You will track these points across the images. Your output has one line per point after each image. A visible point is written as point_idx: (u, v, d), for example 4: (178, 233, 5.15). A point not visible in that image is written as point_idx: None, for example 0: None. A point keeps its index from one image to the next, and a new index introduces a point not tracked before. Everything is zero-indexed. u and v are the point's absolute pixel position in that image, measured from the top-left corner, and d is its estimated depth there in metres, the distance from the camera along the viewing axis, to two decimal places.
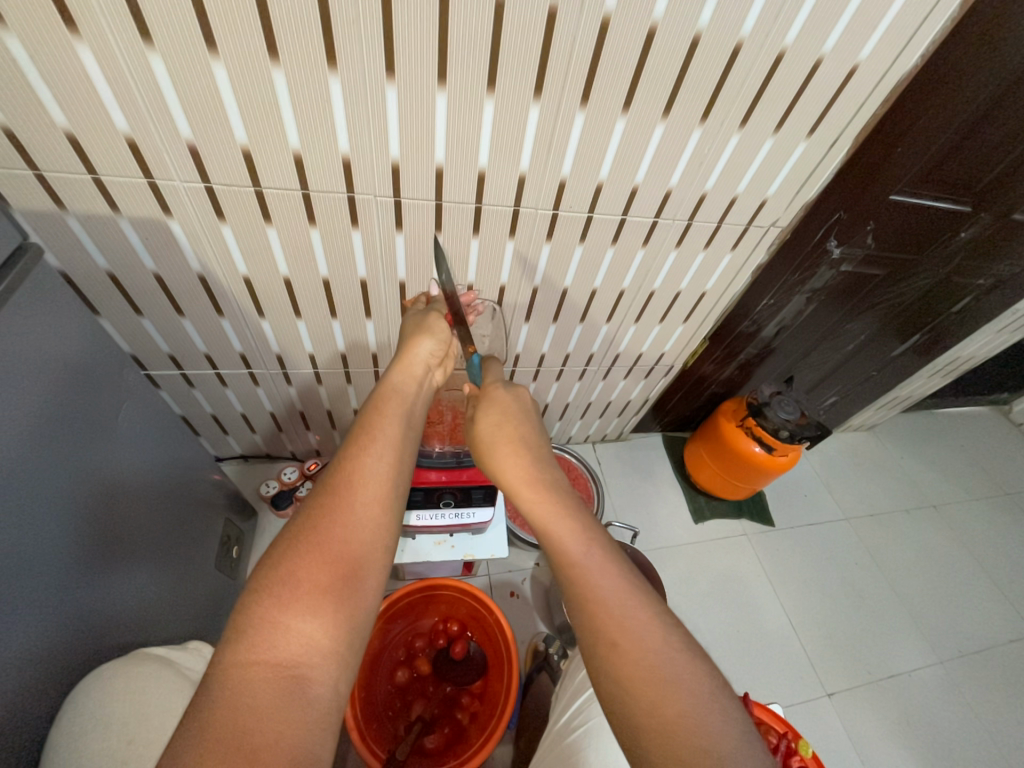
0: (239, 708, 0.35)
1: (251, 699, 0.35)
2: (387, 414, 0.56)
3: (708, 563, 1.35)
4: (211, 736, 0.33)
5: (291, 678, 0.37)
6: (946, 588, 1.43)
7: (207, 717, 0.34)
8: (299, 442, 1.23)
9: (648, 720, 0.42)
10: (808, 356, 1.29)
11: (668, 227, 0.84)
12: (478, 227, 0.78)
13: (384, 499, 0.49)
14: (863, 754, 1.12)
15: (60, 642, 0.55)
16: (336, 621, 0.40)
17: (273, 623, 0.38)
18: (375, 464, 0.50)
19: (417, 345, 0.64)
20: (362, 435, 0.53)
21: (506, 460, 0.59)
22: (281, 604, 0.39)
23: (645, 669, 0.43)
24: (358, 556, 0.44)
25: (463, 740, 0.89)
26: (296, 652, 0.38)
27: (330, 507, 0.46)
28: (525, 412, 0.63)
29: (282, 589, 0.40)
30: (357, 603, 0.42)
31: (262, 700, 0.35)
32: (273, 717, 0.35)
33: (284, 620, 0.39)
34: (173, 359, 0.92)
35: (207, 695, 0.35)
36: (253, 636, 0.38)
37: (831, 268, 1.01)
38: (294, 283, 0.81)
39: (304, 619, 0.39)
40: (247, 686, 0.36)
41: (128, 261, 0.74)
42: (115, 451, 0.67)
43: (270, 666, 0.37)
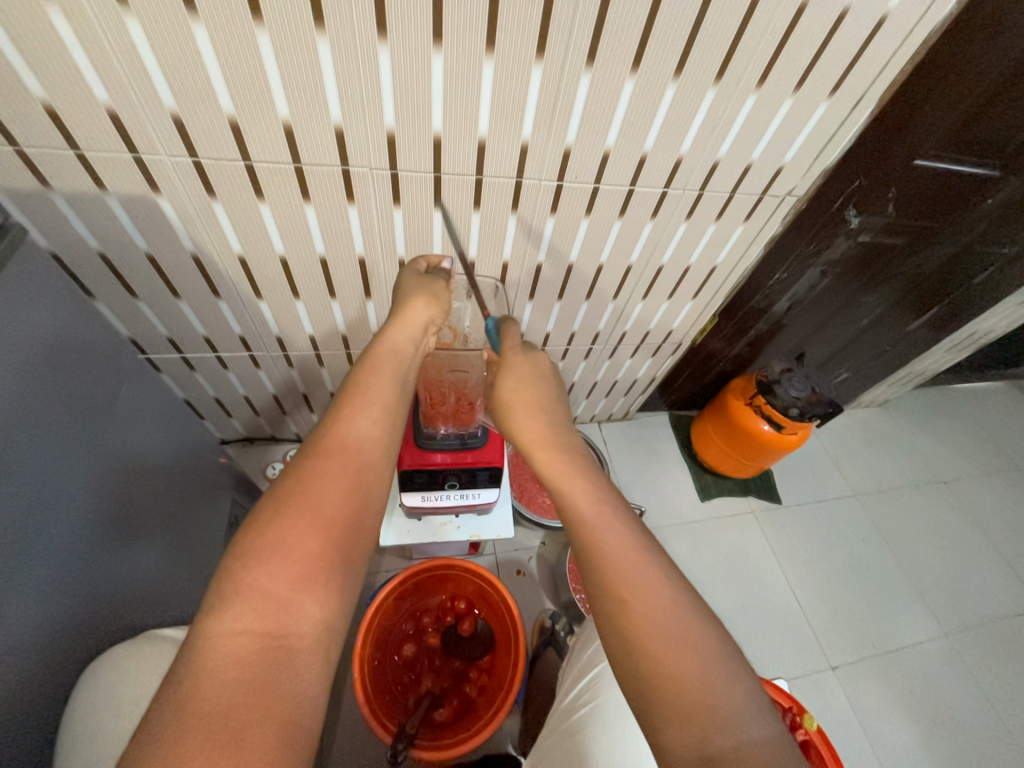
0: (224, 681, 0.34)
1: (235, 671, 0.35)
2: (378, 377, 0.55)
3: (714, 540, 1.36)
4: (194, 712, 0.32)
5: (281, 650, 0.37)
6: (953, 562, 1.43)
7: (191, 687, 0.34)
8: (303, 423, 1.22)
9: (664, 697, 0.41)
10: (819, 331, 1.25)
11: (678, 198, 0.80)
12: (478, 200, 0.75)
13: (375, 462, 0.48)
14: (866, 725, 1.14)
15: (71, 623, 0.56)
16: (328, 587, 0.40)
17: (261, 591, 0.38)
18: (363, 427, 0.50)
19: (413, 304, 0.61)
20: (352, 398, 0.52)
21: (519, 421, 0.60)
22: (270, 569, 0.39)
23: (665, 654, 0.42)
24: (350, 517, 0.44)
25: (471, 712, 0.91)
26: (285, 620, 0.38)
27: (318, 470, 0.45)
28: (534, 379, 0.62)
29: (273, 552, 0.40)
30: (350, 568, 0.42)
31: (248, 672, 0.35)
32: (262, 690, 0.35)
33: (275, 588, 0.38)
34: (173, 342, 0.91)
35: (189, 665, 0.35)
36: (242, 604, 0.37)
37: (848, 238, 0.97)
38: (291, 263, 0.79)
39: (296, 589, 0.39)
40: (233, 656, 0.35)
41: (119, 241, 0.71)
42: (117, 435, 0.66)
43: (259, 636, 0.36)
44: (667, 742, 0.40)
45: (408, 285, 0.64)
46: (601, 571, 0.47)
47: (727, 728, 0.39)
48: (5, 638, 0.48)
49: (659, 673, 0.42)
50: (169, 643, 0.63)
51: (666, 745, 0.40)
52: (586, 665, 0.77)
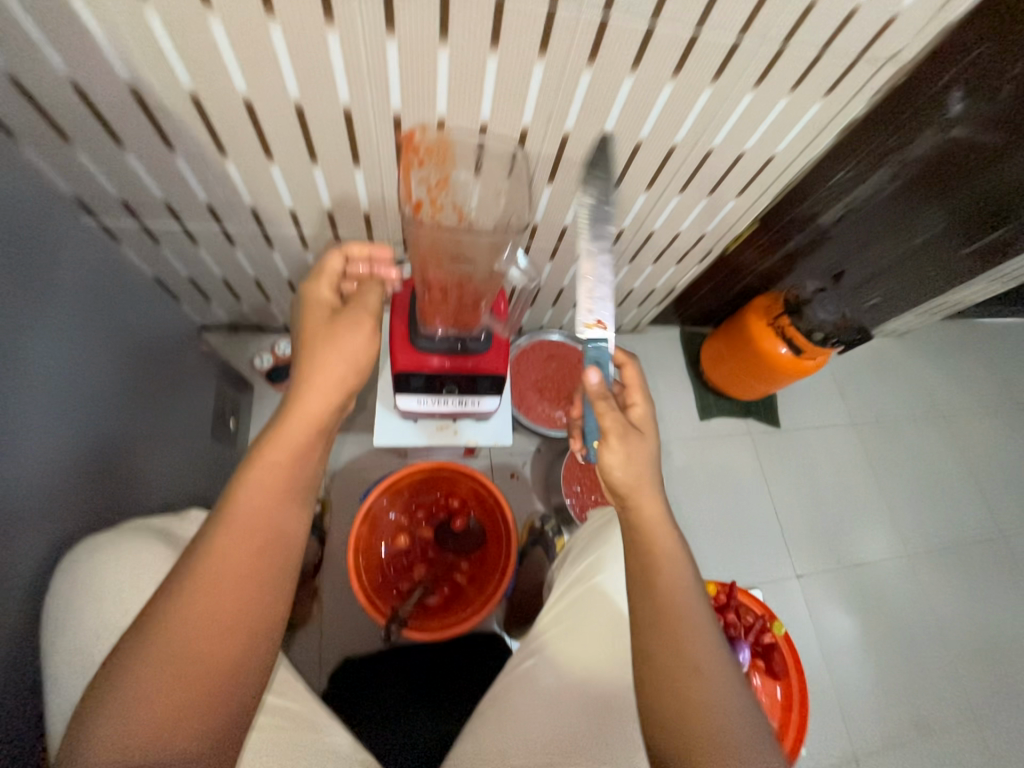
0: (178, 650, 0.46)
1: (183, 648, 0.46)
2: (323, 371, 0.58)
3: (707, 457, 1.37)
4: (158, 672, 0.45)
5: (228, 654, 0.48)
6: (932, 492, 1.48)
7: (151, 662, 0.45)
8: (290, 313, 1.13)
9: (693, 743, 0.49)
10: (867, 250, 1.11)
11: (751, 55, 0.63)
12: (498, 37, 0.58)
13: (296, 483, 0.55)
14: (816, 624, 1.25)
15: (36, 504, 0.53)
16: (263, 594, 0.51)
17: (207, 584, 0.48)
18: (300, 445, 0.56)
19: (366, 292, 0.63)
20: (299, 388, 0.57)
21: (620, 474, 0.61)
22: (217, 564, 0.49)
23: (696, 716, 0.51)
24: (280, 529, 0.53)
25: (461, 598, 0.96)
26: (230, 611, 0.49)
27: (258, 485, 0.53)
28: (652, 442, 0.64)
29: (220, 551, 0.50)
30: (276, 568, 0.52)
31: (189, 643, 0.47)
32: (202, 668, 0.47)
33: (218, 585, 0.49)
34: (128, 206, 0.78)
35: (151, 631, 0.46)
36: (191, 601, 0.48)
37: (939, 130, 0.82)
38: (259, 111, 0.63)
39: (225, 589, 0.49)
40: (179, 640, 0.46)
41: (31, 58, 0.56)
42: (58, 313, 0.58)
43: (204, 632, 0.47)
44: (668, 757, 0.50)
45: (349, 284, 0.64)
46: (663, 637, 0.54)
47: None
48: None
49: (692, 725, 0.50)
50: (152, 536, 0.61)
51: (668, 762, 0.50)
52: (587, 576, 0.69)
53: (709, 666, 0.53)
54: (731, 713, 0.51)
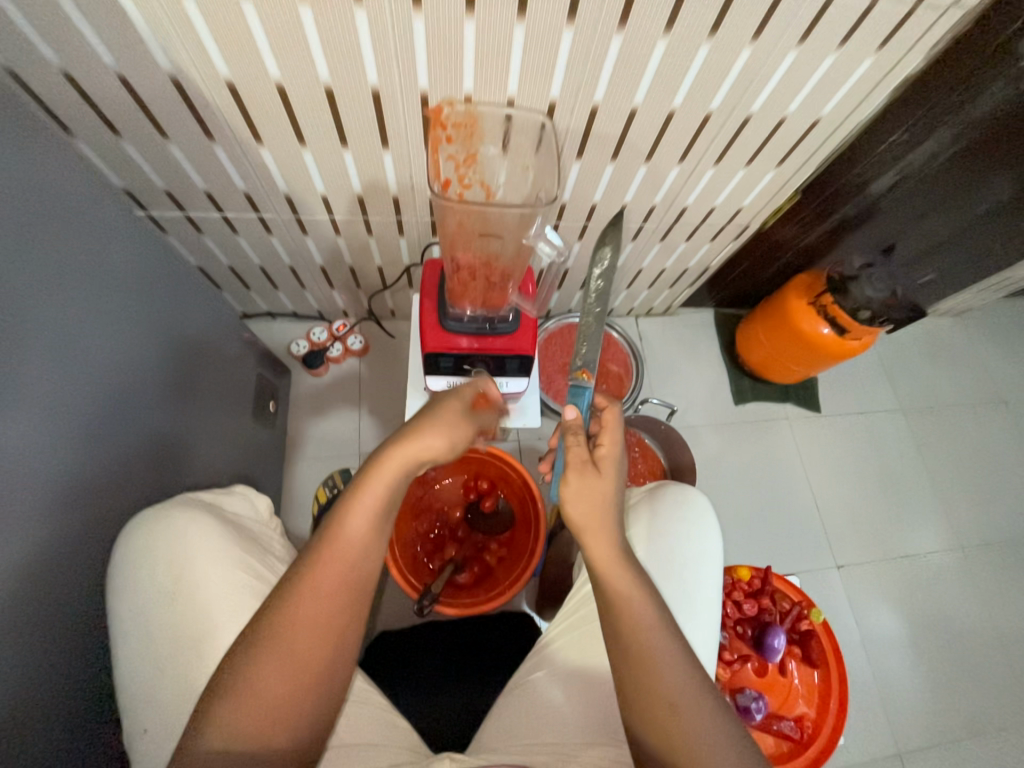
0: (253, 686, 0.47)
1: (260, 682, 0.47)
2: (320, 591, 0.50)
3: (742, 443, 1.32)
4: (240, 694, 0.47)
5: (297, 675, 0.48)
6: (992, 482, 1.38)
7: (232, 684, 0.47)
8: (324, 300, 1.16)
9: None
10: (923, 222, 1.02)
11: (793, 7, 0.59)
12: (525, 6, 0.56)
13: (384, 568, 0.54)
14: (860, 617, 1.20)
15: (97, 490, 0.58)
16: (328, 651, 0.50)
17: (295, 629, 0.49)
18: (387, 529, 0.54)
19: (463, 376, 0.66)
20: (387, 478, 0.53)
21: (583, 506, 0.56)
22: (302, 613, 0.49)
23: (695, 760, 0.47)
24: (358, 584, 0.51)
25: (491, 578, 0.98)
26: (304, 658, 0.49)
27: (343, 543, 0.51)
28: (612, 482, 0.57)
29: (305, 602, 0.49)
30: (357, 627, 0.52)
31: (266, 689, 0.47)
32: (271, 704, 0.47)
33: (301, 632, 0.49)
34: (173, 198, 0.81)
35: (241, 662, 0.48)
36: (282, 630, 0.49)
37: (1008, 85, 0.73)
38: (291, 94, 0.64)
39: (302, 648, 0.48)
40: (264, 673, 0.47)
41: (83, 58, 0.58)
42: (128, 312, 0.63)
43: (281, 665, 0.48)
44: None
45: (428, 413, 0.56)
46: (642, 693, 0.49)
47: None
48: (44, 496, 0.51)
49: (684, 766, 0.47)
50: (198, 504, 0.60)
51: None
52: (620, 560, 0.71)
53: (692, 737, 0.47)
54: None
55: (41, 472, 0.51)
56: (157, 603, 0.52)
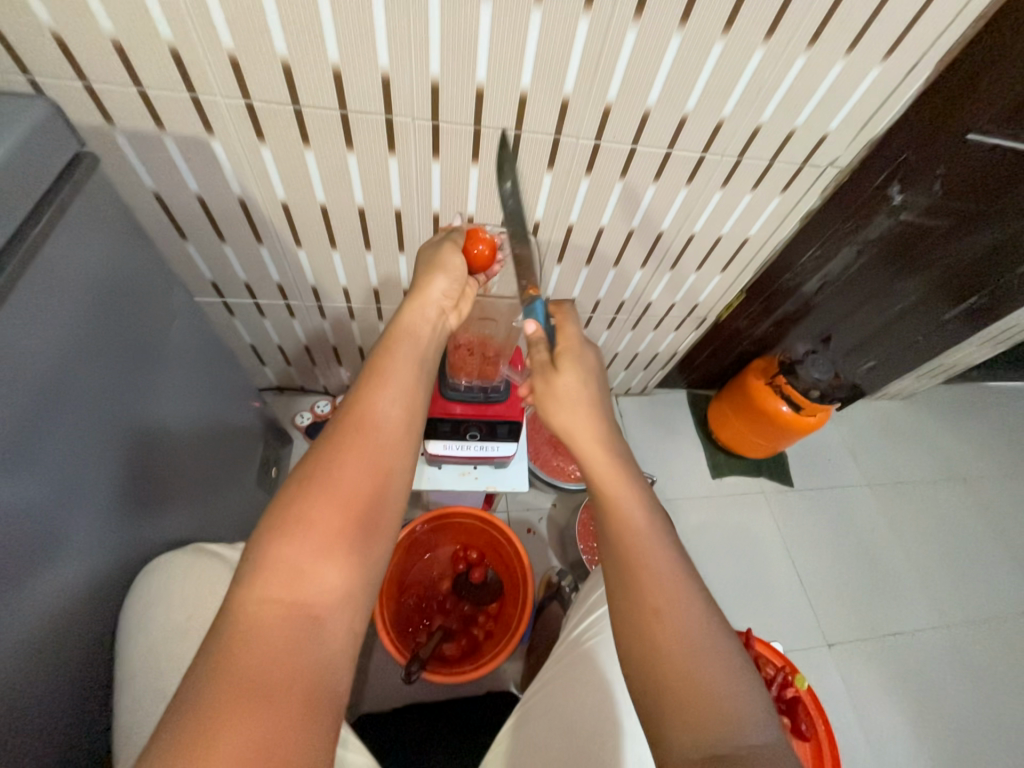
0: (253, 646, 0.40)
1: (266, 633, 0.41)
2: (335, 498, 0.47)
3: (722, 516, 1.38)
4: (236, 670, 0.38)
5: (304, 615, 0.42)
6: (964, 557, 1.42)
7: (223, 656, 0.39)
8: (331, 376, 1.27)
9: (684, 698, 0.46)
10: (851, 315, 1.21)
11: (715, 163, 0.79)
12: (515, 158, 0.75)
13: (398, 435, 0.54)
14: (856, 701, 1.17)
15: (115, 540, 0.62)
16: (338, 576, 0.45)
17: (285, 562, 0.43)
18: (389, 408, 0.55)
19: (430, 282, 0.65)
20: (373, 378, 0.57)
21: (566, 415, 0.61)
22: (291, 544, 0.44)
23: (690, 679, 0.47)
24: (368, 498, 0.49)
25: (477, 652, 0.97)
26: (309, 594, 0.43)
27: (334, 468, 0.49)
28: (593, 387, 0.62)
29: (294, 530, 0.45)
30: (369, 544, 0.47)
31: (276, 637, 0.41)
32: (290, 653, 0.40)
33: (295, 560, 0.44)
34: (215, 287, 0.94)
35: (229, 630, 0.41)
36: (268, 574, 0.43)
37: (889, 217, 0.94)
38: (331, 211, 0.80)
39: (307, 575, 0.44)
40: (266, 623, 0.41)
41: (173, 183, 0.74)
42: (166, 379, 0.73)
43: (285, 604, 0.42)
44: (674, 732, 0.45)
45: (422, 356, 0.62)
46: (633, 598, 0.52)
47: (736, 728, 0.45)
48: (70, 539, 0.55)
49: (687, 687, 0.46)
50: (205, 552, 0.68)
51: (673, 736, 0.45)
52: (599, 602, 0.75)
53: (698, 653, 0.48)
54: (749, 703, 0.46)
55: (73, 516, 0.56)
56: (170, 636, 0.57)
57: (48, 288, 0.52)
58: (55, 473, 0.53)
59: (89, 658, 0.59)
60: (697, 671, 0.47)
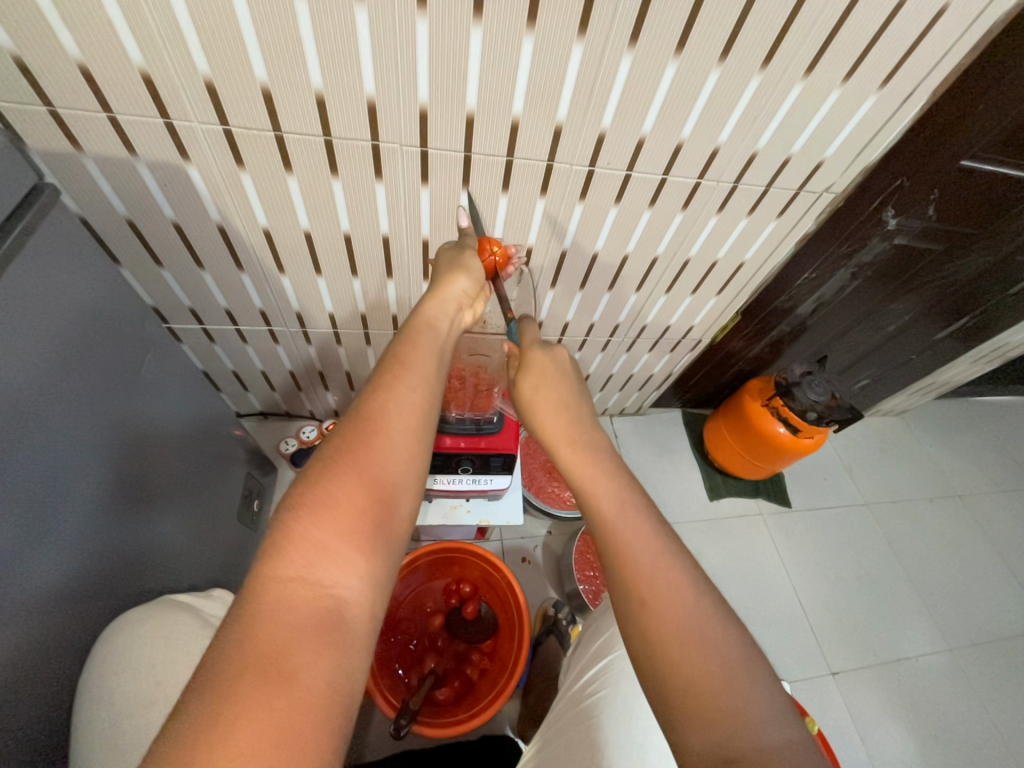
0: (276, 626, 0.35)
1: (290, 615, 0.35)
2: (358, 474, 0.43)
3: (722, 539, 1.35)
4: (254, 652, 0.33)
5: (329, 597, 0.37)
6: (965, 577, 1.41)
7: (242, 640, 0.34)
8: (318, 401, 1.22)
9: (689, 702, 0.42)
10: (846, 335, 1.20)
11: (711, 189, 0.78)
12: (508, 184, 0.73)
13: (424, 419, 0.49)
14: (865, 734, 1.13)
15: (87, 590, 0.57)
16: (364, 558, 0.40)
17: (310, 539, 0.39)
18: (411, 395, 0.50)
19: (451, 281, 0.62)
20: (397, 364, 0.52)
21: (538, 409, 0.61)
22: (318, 522, 0.39)
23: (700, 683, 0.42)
24: (394, 480, 0.44)
25: (472, 694, 0.92)
26: (335, 576, 0.38)
27: (361, 446, 0.44)
28: (571, 391, 0.62)
29: (319, 508, 0.40)
30: (395, 525, 0.43)
31: (302, 621, 0.35)
32: (315, 635, 0.35)
33: (321, 539, 0.39)
34: (194, 313, 0.90)
35: (245, 610, 0.35)
36: (290, 553, 0.38)
37: (884, 240, 0.93)
38: (315, 237, 0.77)
39: (333, 555, 0.39)
40: (286, 604, 0.36)
41: (146, 207, 0.70)
42: (150, 413, 0.71)
43: (310, 584, 0.37)
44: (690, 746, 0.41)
45: (428, 330, 0.58)
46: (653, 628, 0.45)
47: (753, 734, 0.40)
48: (36, 598, 0.50)
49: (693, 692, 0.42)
50: (179, 606, 0.64)
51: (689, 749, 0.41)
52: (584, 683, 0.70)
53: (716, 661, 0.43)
54: (756, 699, 0.41)
55: (40, 570, 0.51)
56: (129, 710, 0.52)
57: (17, 317, 0.49)
58: (24, 516, 0.49)
59: (52, 735, 0.53)
60: (694, 663, 0.43)
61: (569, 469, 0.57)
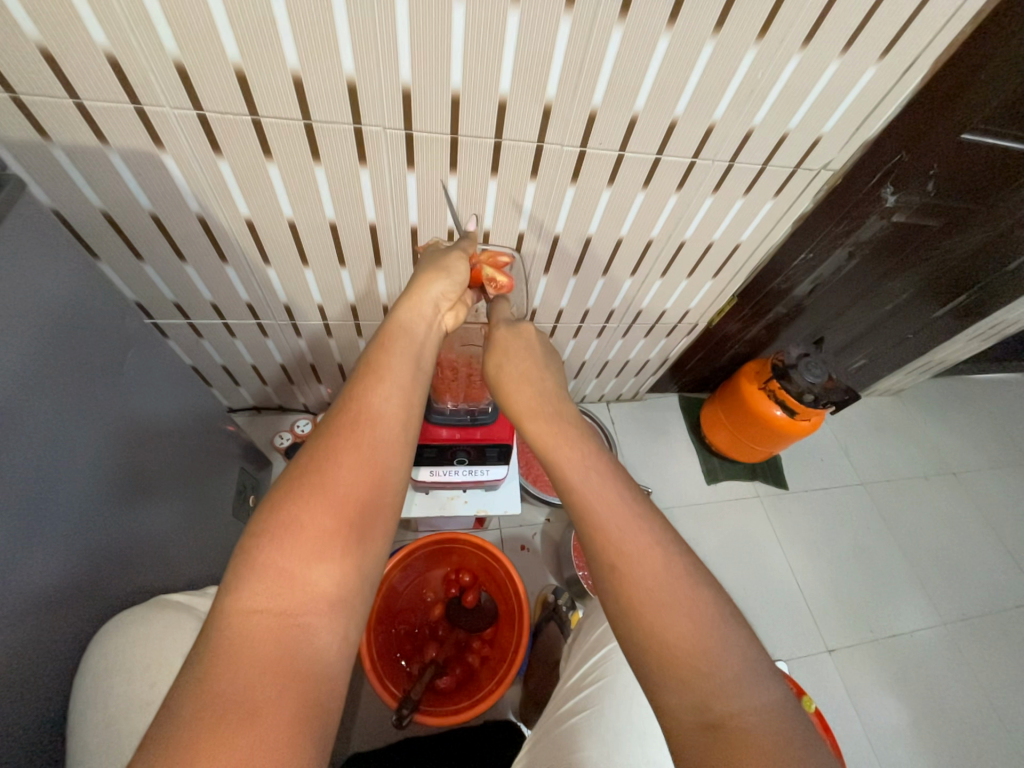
0: (238, 663, 0.34)
1: (255, 649, 0.35)
2: (325, 494, 0.42)
3: (719, 522, 1.35)
4: (218, 697, 0.32)
5: (297, 627, 0.37)
6: (959, 552, 1.42)
7: (202, 681, 0.33)
8: (311, 394, 1.21)
9: (662, 663, 0.42)
10: (843, 315, 1.19)
11: (706, 169, 0.76)
12: (497, 167, 0.71)
13: (398, 433, 0.48)
14: (859, 708, 1.15)
15: (79, 592, 0.57)
16: (333, 582, 0.39)
17: (276, 567, 0.38)
18: (382, 408, 0.49)
19: (428, 283, 0.60)
20: (368, 376, 0.51)
21: (513, 393, 0.61)
22: (284, 549, 0.39)
23: (678, 648, 0.42)
24: (365, 498, 0.43)
25: (474, 681, 0.93)
26: (302, 603, 0.38)
27: (328, 465, 0.43)
28: (539, 364, 0.63)
29: (285, 533, 0.39)
30: (367, 543, 0.42)
31: (267, 654, 0.35)
32: (281, 670, 0.35)
33: (286, 566, 0.38)
34: (179, 308, 0.88)
35: (209, 649, 0.34)
36: (255, 583, 0.37)
37: (882, 218, 0.92)
38: (299, 227, 0.75)
39: (300, 581, 0.38)
40: (251, 636, 0.35)
41: (122, 199, 0.68)
42: (138, 411, 0.69)
43: (276, 614, 0.36)
44: (667, 705, 0.41)
45: (401, 336, 0.56)
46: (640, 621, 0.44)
47: (729, 696, 0.39)
48: (27, 602, 0.50)
49: (669, 654, 0.42)
50: (174, 605, 0.64)
51: (668, 709, 0.41)
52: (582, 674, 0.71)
53: (696, 632, 0.42)
54: (735, 662, 0.41)
55: (30, 575, 0.50)
56: (129, 710, 0.52)
57: None
58: (10, 521, 0.48)
59: (48, 737, 0.52)
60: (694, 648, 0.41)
61: (540, 444, 0.57)
